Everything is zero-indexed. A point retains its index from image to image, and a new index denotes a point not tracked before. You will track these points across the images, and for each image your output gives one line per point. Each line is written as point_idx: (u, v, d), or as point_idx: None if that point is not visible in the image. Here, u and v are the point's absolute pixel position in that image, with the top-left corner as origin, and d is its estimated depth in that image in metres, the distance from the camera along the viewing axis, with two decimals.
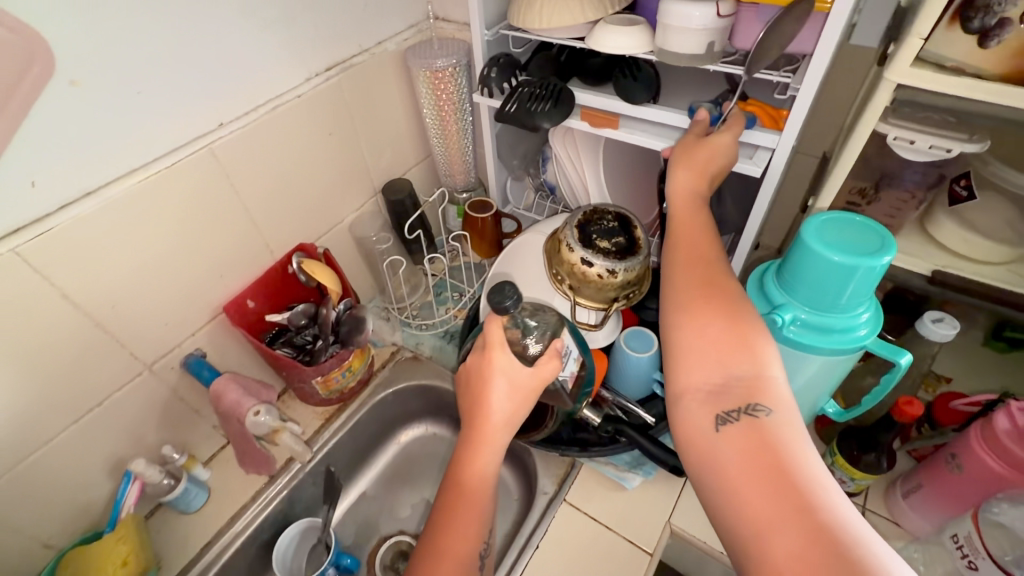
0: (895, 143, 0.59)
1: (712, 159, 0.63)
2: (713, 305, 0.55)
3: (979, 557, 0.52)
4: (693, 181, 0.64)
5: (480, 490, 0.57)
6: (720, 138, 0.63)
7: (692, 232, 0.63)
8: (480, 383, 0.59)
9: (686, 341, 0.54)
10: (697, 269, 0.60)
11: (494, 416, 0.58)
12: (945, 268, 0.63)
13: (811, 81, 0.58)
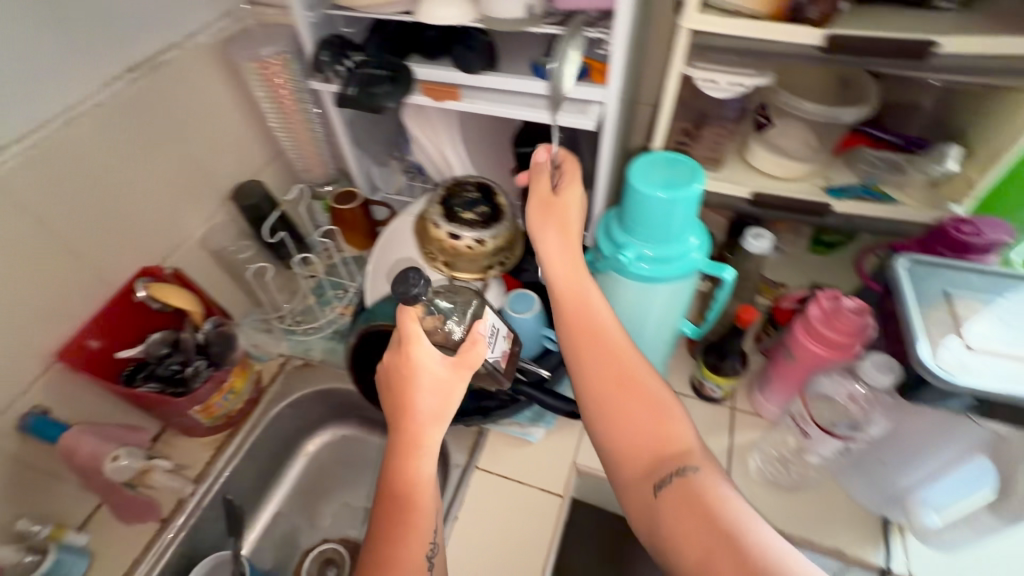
0: (703, 85, 0.65)
1: (568, 208, 0.64)
2: (616, 374, 0.57)
3: (809, 424, 0.61)
4: (560, 241, 0.63)
5: (423, 491, 0.55)
6: (567, 191, 0.65)
7: (570, 280, 0.62)
8: (402, 382, 0.55)
9: (606, 418, 0.56)
10: (592, 335, 0.59)
11: (420, 416, 0.55)
12: (762, 189, 0.73)
13: (620, 34, 0.62)
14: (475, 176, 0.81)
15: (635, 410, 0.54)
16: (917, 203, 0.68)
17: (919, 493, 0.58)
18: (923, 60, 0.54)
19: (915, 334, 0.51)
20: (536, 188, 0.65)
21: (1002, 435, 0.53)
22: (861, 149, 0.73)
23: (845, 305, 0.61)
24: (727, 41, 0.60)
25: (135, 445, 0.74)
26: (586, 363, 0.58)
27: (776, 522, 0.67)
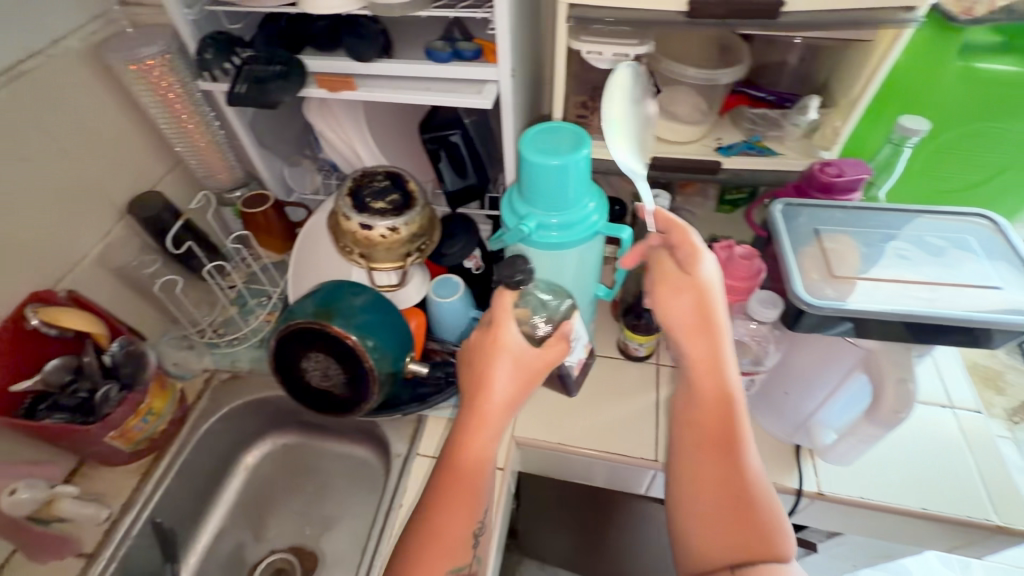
0: (589, 58, 0.68)
1: (708, 290, 0.56)
2: (725, 481, 0.52)
3: None
4: (688, 308, 0.57)
5: (477, 475, 0.54)
6: (699, 270, 0.57)
7: (696, 342, 0.57)
8: (485, 357, 0.56)
9: (698, 495, 0.53)
10: (709, 435, 0.54)
11: (495, 399, 0.55)
12: (659, 153, 0.77)
13: (502, 11, 0.64)
14: (384, 166, 0.81)
15: (723, 514, 0.51)
16: (795, 154, 0.74)
17: (819, 416, 0.66)
18: (776, 18, 0.59)
19: (789, 269, 0.57)
20: (660, 261, 0.61)
21: (872, 350, 0.58)
22: (743, 108, 0.78)
23: (739, 252, 0.64)
24: (603, 12, 0.62)
25: (33, 478, 0.70)
26: (692, 460, 0.54)
27: None
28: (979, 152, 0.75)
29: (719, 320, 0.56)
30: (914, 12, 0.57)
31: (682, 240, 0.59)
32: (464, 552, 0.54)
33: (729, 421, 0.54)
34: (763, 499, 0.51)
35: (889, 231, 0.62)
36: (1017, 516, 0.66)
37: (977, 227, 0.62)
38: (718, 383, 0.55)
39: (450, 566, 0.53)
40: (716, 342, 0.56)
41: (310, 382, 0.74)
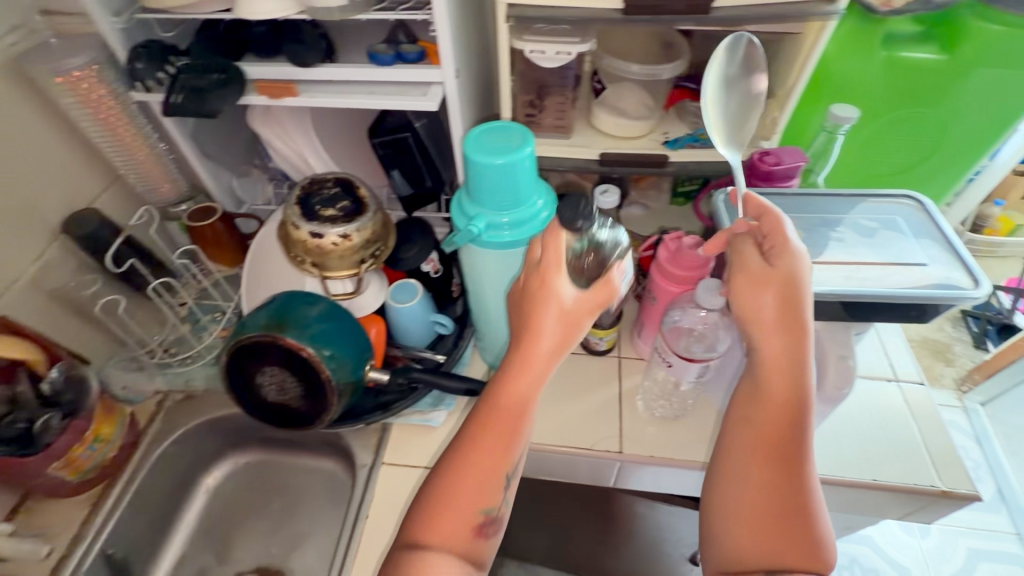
0: (533, 56, 0.68)
1: (794, 291, 0.54)
2: (778, 489, 0.51)
3: (669, 354, 0.66)
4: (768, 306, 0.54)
5: (518, 417, 0.52)
6: (782, 267, 0.54)
7: (771, 340, 0.54)
8: (536, 301, 0.53)
9: (745, 499, 0.52)
10: (768, 440, 0.53)
11: (544, 343, 0.52)
12: (608, 149, 0.78)
13: (442, 13, 0.64)
14: (334, 172, 0.80)
15: (768, 518, 0.50)
16: None
17: None
18: (707, 13, 0.60)
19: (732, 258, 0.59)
20: (741, 252, 0.58)
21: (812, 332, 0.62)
22: (686, 103, 0.81)
23: (685, 243, 0.68)
24: (541, 11, 0.63)
25: None
26: (745, 463, 0.53)
27: (663, 450, 0.74)
28: (908, 136, 0.79)
29: (804, 324, 0.53)
30: (836, 4, 0.59)
31: (775, 237, 0.56)
32: (497, 490, 0.51)
33: (792, 428, 0.52)
34: (814, 507, 0.50)
35: (826, 216, 0.65)
36: (959, 480, 0.69)
37: (906, 209, 0.65)
38: (789, 389, 0.53)
39: (481, 501, 0.51)
40: (795, 345, 0.54)
41: (267, 397, 0.72)
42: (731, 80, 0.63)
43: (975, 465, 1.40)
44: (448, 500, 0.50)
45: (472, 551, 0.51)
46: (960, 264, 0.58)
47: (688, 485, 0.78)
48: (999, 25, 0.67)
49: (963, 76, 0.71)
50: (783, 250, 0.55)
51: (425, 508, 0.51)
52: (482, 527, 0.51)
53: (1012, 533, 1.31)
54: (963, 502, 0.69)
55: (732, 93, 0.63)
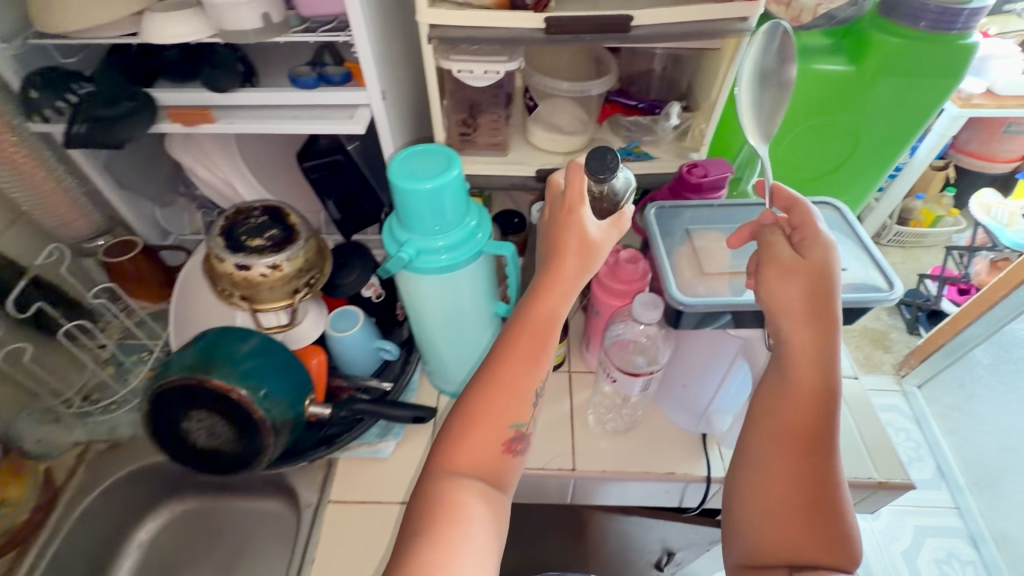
0: (461, 76, 0.67)
1: (824, 282, 0.54)
2: (805, 479, 0.53)
3: (613, 370, 0.66)
4: (796, 297, 0.55)
5: (549, 331, 0.56)
6: (814, 258, 0.55)
7: (799, 332, 0.55)
8: (560, 232, 0.57)
9: (771, 484, 0.54)
10: (797, 432, 0.55)
11: (568, 269, 0.57)
12: (544, 164, 0.78)
13: (362, 36, 0.62)
14: (261, 200, 0.76)
15: (794, 506, 0.53)
16: (670, 157, 0.77)
17: (716, 404, 0.73)
18: (626, 32, 0.61)
19: (666, 273, 0.60)
20: (768, 244, 0.57)
21: (747, 338, 0.66)
22: (617, 116, 0.81)
23: (621, 258, 0.68)
24: (463, 32, 0.62)
25: None
26: (773, 453, 0.55)
27: (615, 464, 0.74)
28: (828, 141, 0.83)
29: (833, 314, 0.54)
30: (748, 22, 0.61)
31: (805, 229, 0.57)
32: (526, 407, 0.55)
33: (819, 417, 0.54)
34: (839, 495, 0.52)
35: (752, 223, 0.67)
36: (894, 470, 0.73)
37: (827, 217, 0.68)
38: (818, 380, 0.55)
39: (511, 417, 0.55)
40: (824, 336, 0.55)
41: (197, 443, 0.67)
42: (765, 72, 0.62)
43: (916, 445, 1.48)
44: (481, 419, 0.54)
45: (501, 465, 0.54)
46: (877, 270, 0.61)
47: (642, 496, 0.79)
48: (900, 37, 0.71)
49: (871, 85, 0.75)
50: (812, 242, 0.56)
51: (457, 429, 0.54)
52: (512, 443, 0.55)
53: (953, 508, 1.39)
54: (898, 490, 0.73)
55: (768, 85, 0.62)
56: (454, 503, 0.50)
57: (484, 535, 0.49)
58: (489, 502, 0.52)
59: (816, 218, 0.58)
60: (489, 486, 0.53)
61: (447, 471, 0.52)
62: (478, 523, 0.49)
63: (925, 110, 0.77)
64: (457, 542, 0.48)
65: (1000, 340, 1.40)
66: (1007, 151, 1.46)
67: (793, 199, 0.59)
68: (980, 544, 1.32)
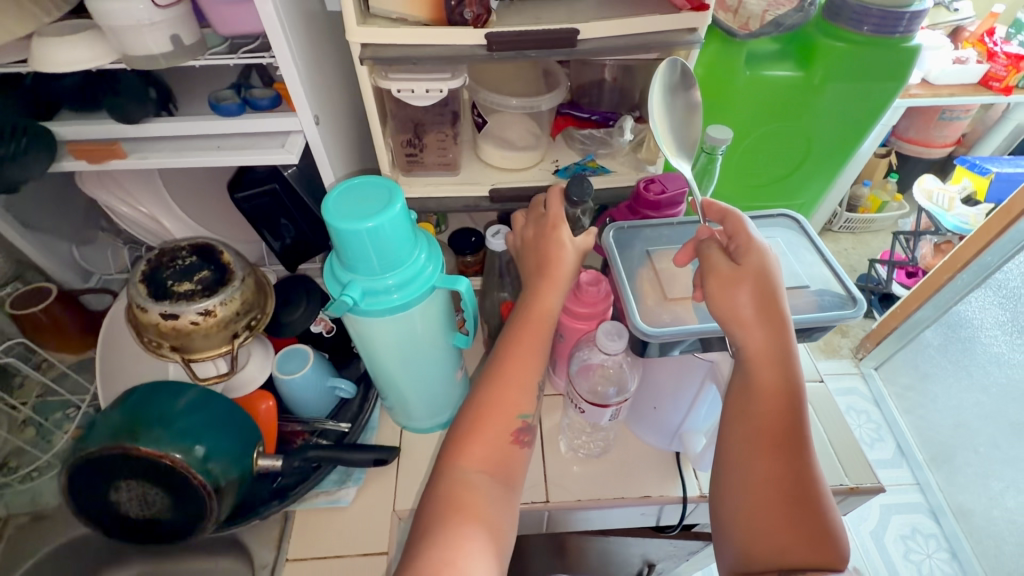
0: (402, 96, 0.62)
1: (767, 284, 0.53)
2: (780, 480, 0.52)
3: (581, 401, 0.63)
4: (750, 302, 0.52)
5: (547, 324, 0.61)
6: (749, 263, 0.53)
7: (754, 336, 0.53)
8: (550, 238, 0.62)
9: (750, 490, 0.53)
10: (767, 433, 0.53)
11: (562, 271, 0.62)
12: (498, 184, 0.74)
13: (286, 59, 0.56)
14: (190, 237, 0.70)
15: (775, 509, 0.51)
16: (626, 170, 0.75)
17: (688, 423, 0.70)
18: (573, 46, 0.58)
19: (630, 302, 0.57)
20: (709, 260, 0.55)
21: (715, 361, 0.65)
22: (570, 130, 0.79)
23: (584, 281, 0.65)
24: (398, 51, 0.58)
25: None
26: (746, 457, 0.53)
27: (589, 492, 0.71)
28: (783, 146, 0.82)
29: (782, 315, 0.52)
30: (696, 33, 0.59)
31: (739, 237, 0.56)
32: (529, 399, 0.59)
33: (789, 414, 0.53)
34: (817, 491, 0.52)
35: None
36: (864, 475, 0.73)
37: (786, 228, 0.69)
38: (779, 378, 0.53)
39: (516, 409, 0.58)
40: (777, 336, 0.52)
41: (129, 516, 0.60)
42: (674, 91, 0.64)
43: (877, 425, 1.49)
44: (487, 415, 0.58)
45: (510, 456, 0.58)
46: (838, 283, 0.61)
47: (618, 519, 0.76)
48: (845, 42, 0.71)
49: (820, 92, 0.75)
50: (747, 248, 0.54)
51: (466, 427, 0.57)
52: (518, 434, 0.59)
53: (913, 484, 1.40)
54: (868, 494, 0.73)
55: (678, 104, 0.64)
56: (465, 497, 0.53)
57: (490, 524, 0.53)
58: (498, 494, 0.55)
59: (749, 224, 0.56)
60: (498, 476, 0.56)
61: (457, 467, 0.55)
62: (486, 508, 0.53)
63: (870, 116, 0.77)
64: (465, 532, 0.51)
65: (948, 323, 1.40)
66: (943, 136, 1.51)
67: (726, 212, 0.58)
68: (940, 517, 1.34)
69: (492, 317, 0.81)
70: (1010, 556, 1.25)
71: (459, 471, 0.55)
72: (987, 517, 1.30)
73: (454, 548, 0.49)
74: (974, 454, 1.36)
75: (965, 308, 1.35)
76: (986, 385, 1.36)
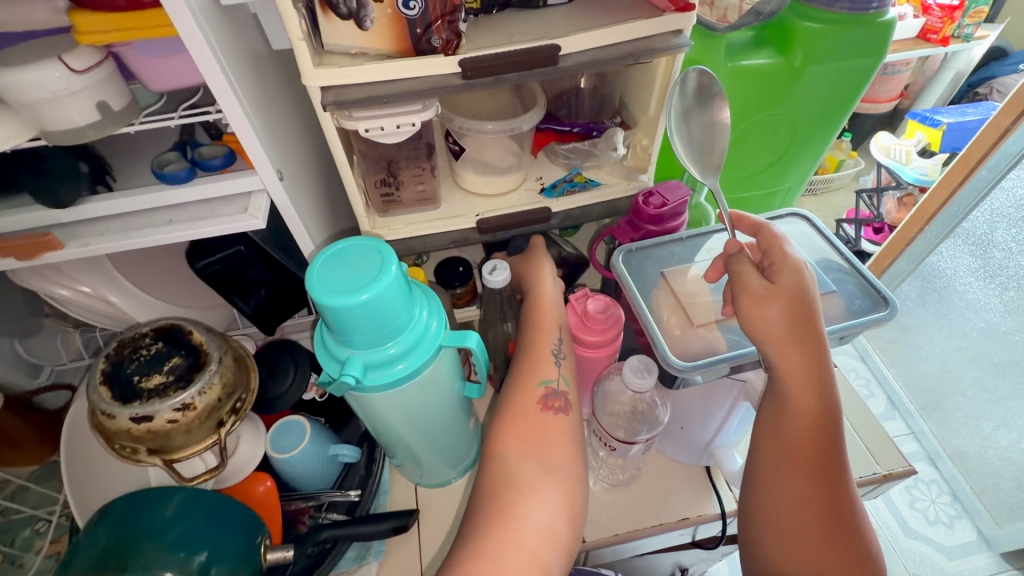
0: (370, 134, 0.55)
1: (801, 305, 0.49)
2: (814, 498, 0.49)
3: (611, 440, 0.61)
4: (784, 320, 0.49)
5: (548, 304, 0.64)
6: (785, 282, 0.50)
7: (790, 356, 0.49)
8: (532, 261, 0.70)
9: (782, 509, 0.50)
10: (801, 451, 0.50)
11: (548, 280, 0.67)
12: (485, 213, 0.69)
13: (236, 114, 0.49)
14: (152, 320, 0.62)
15: (809, 525, 0.49)
16: (617, 181, 0.71)
17: (718, 439, 0.68)
18: (556, 64, 0.53)
19: (656, 336, 0.55)
20: (739, 276, 0.52)
21: (748, 380, 0.62)
22: (552, 145, 0.74)
23: (590, 306, 0.64)
24: (364, 91, 0.51)
25: None
26: (778, 474, 0.51)
27: (624, 524, 0.67)
28: (770, 133, 0.80)
29: (817, 331, 0.49)
30: (682, 35, 0.55)
31: (773, 253, 0.53)
32: (547, 364, 0.59)
33: (826, 433, 0.50)
34: (854, 508, 0.49)
35: (720, 250, 0.64)
36: (895, 460, 0.72)
37: (801, 230, 0.66)
38: (816, 401, 0.50)
39: (538, 376, 0.59)
40: (814, 356, 0.49)
41: None
42: (689, 110, 0.64)
43: (865, 381, 1.33)
44: (520, 401, 0.58)
45: (545, 423, 0.56)
46: (869, 287, 0.59)
47: (654, 544, 0.73)
48: (820, 22, 0.68)
49: (799, 75, 0.72)
50: (782, 266, 0.52)
51: (503, 409, 0.58)
52: (546, 401, 0.58)
53: (907, 434, 1.26)
54: (901, 478, 0.71)
55: (696, 121, 0.64)
56: (508, 500, 0.51)
57: (540, 531, 0.49)
58: (550, 483, 0.53)
59: (785, 239, 0.54)
60: (541, 457, 0.54)
61: (497, 455, 0.54)
62: (542, 520, 0.50)
63: (851, 93, 0.75)
64: (509, 545, 0.48)
65: (921, 273, 1.21)
66: (887, 91, 1.49)
67: (758, 225, 0.57)
68: (938, 462, 1.21)
69: (496, 351, 0.76)
70: (1009, 492, 1.12)
71: (498, 459, 0.54)
72: (982, 457, 1.16)
73: (493, 563, 0.46)
74: (963, 398, 1.20)
75: (936, 257, 1.17)
76: (966, 329, 1.18)
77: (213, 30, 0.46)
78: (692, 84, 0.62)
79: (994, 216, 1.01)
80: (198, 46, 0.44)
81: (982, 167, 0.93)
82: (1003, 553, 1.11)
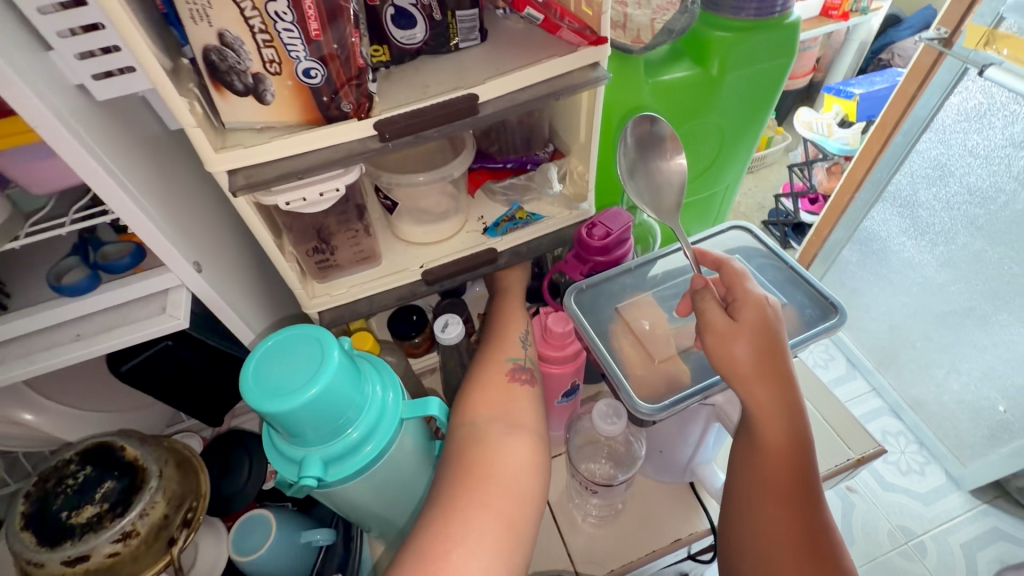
0: (293, 207, 0.51)
1: (767, 336, 0.50)
2: (792, 532, 0.48)
3: (591, 484, 0.62)
4: (750, 355, 0.49)
5: (512, 301, 0.70)
6: (747, 318, 0.51)
7: (758, 391, 0.49)
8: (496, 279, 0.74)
9: (758, 543, 0.49)
10: (775, 485, 0.49)
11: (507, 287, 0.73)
12: (430, 263, 0.66)
13: (133, 215, 0.44)
14: (76, 440, 0.57)
15: (787, 561, 0.47)
16: (558, 211, 0.70)
17: (699, 457, 0.68)
18: (475, 113, 0.51)
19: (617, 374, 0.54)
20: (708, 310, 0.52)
21: (717, 403, 0.60)
22: (489, 183, 0.72)
23: (549, 322, 0.62)
24: (278, 168, 0.47)
25: None
26: (753, 504, 0.50)
27: (618, 558, 0.65)
28: (700, 141, 0.81)
29: (784, 365, 0.50)
30: (599, 67, 0.54)
31: (735, 289, 0.53)
32: (514, 344, 0.62)
33: (800, 467, 0.49)
34: (833, 543, 0.48)
35: (688, 271, 0.66)
36: (865, 443, 0.73)
37: (744, 245, 0.68)
38: (786, 434, 0.49)
39: (505, 354, 0.61)
40: (781, 391, 0.49)
41: None
42: (635, 165, 0.66)
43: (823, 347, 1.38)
44: (488, 375, 0.60)
45: (512, 395, 0.58)
46: (818, 294, 0.60)
47: (651, 568, 0.71)
48: (729, 31, 0.69)
49: (719, 85, 0.73)
50: (743, 301, 0.52)
51: (466, 396, 0.59)
52: (515, 373, 0.60)
53: (869, 391, 1.31)
54: (874, 460, 0.73)
55: (641, 173, 0.66)
56: (471, 480, 0.50)
57: (496, 519, 0.47)
58: (516, 443, 0.54)
59: (746, 275, 0.54)
60: (507, 419, 0.56)
61: (467, 420, 0.56)
62: (508, 481, 0.50)
63: (769, 93, 0.77)
64: (473, 506, 0.48)
65: (858, 239, 1.22)
66: (801, 67, 1.55)
67: (721, 261, 0.57)
68: (901, 414, 1.25)
69: None
70: (967, 432, 1.15)
71: (468, 423, 0.55)
72: (939, 403, 1.19)
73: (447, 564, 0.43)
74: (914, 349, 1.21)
75: (869, 221, 1.17)
76: (907, 286, 1.17)
77: (92, 131, 0.42)
78: (633, 134, 0.66)
79: (916, 177, 1.03)
80: (75, 151, 0.40)
81: (897, 134, 0.98)
82: (971, 490, 1.15)
